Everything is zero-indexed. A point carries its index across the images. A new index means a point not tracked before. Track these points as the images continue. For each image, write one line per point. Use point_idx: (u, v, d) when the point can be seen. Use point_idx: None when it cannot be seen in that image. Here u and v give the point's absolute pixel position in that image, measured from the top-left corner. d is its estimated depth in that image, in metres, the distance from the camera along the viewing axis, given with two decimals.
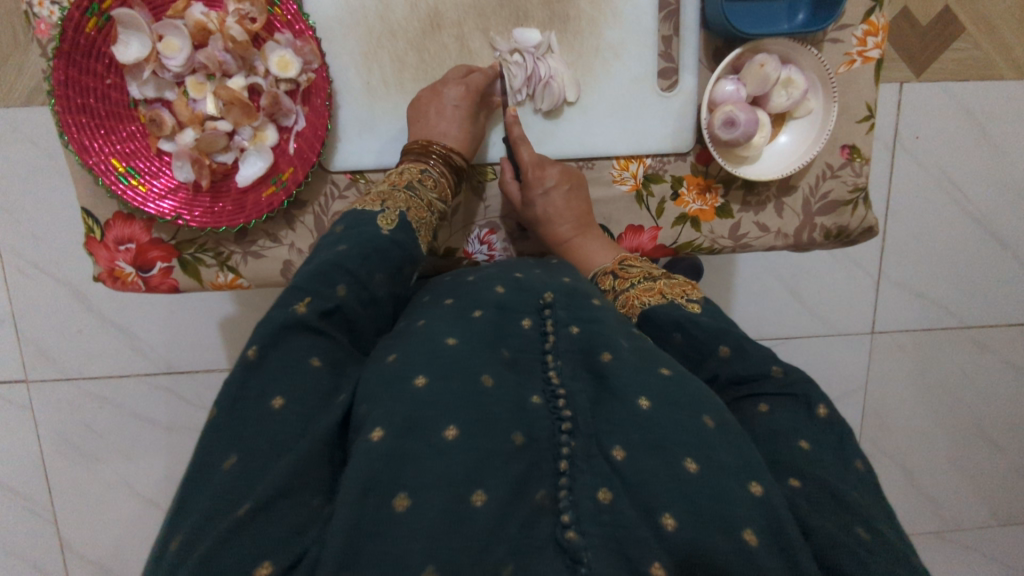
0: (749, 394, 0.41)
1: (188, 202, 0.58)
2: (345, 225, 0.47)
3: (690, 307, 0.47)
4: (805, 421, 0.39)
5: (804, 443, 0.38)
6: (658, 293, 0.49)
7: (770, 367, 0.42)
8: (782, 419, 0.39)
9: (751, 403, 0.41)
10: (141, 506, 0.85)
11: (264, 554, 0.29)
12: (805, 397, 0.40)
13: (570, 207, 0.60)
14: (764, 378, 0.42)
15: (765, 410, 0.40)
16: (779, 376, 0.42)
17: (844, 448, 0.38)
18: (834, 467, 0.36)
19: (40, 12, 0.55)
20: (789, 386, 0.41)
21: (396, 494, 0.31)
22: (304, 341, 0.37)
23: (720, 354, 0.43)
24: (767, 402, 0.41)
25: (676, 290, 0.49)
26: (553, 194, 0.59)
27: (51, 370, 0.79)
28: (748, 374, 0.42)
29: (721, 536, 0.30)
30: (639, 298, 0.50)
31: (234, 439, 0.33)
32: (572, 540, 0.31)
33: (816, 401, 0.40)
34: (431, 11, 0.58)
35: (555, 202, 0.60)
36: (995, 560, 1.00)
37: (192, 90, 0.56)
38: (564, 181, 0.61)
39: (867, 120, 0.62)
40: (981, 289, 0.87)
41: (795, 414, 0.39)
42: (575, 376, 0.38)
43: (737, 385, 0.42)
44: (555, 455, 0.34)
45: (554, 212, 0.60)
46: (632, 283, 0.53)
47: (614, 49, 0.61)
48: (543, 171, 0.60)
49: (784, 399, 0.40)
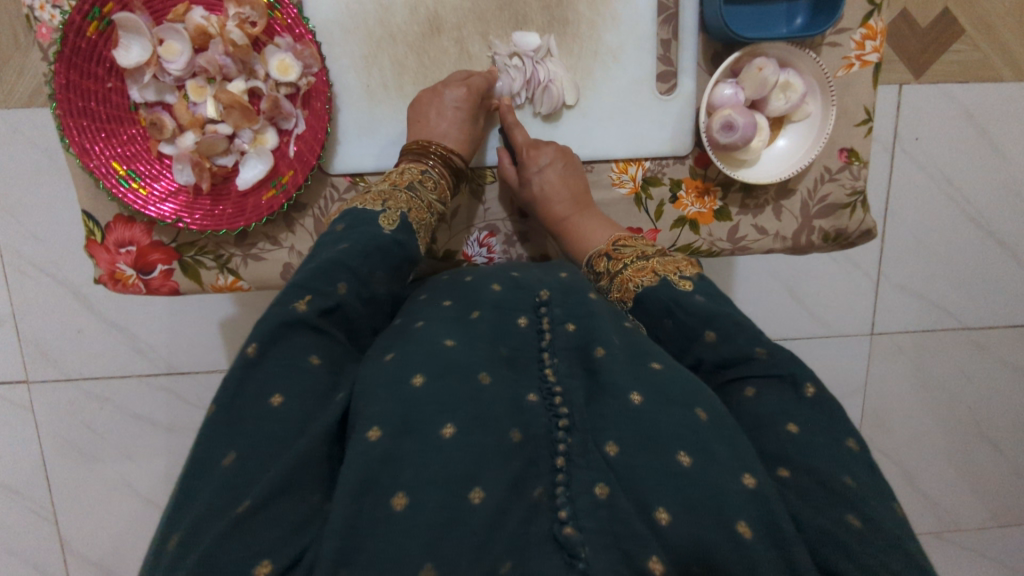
0: (738, 376, 0.41)
1: (188, 205, 0.58)
2: (346, 224, 0.47)
3: (681, 285, 0.46)
4: (793, 401, 0.39)
5: (792, 426, 0.38)
6: (650, 272, 0.48)
7: (755, 348, 0.41)
8: (769, 402, 0.39)
9: (739, 386, 0.41)
10: (141, 506, 0.85)
11: (262, 552, 0.29)
12: (792, 377, 0.39)
13: (566, 184, 0.60)
14: (750, 360, 0.41)
15: (752, 394, 0.40)
16: (764, 357, 0.41)
17: (835, 427, 0.38)
18: (829, 458, 0.36)
19: (41, 17, 0.55)
20: (776, 367, 0.40)
21: (393, 494, 0.31)
22: (304, 339, 0.38)
23: (707, 340, 0.42)
24: (754, 384, 0.40)
25: (669, 267, 0.48)
26: (548, 171, 0.59)
27: (52, 372, 0.79)
28: (734, 357, 0.41)
29: (715, 529, 0.31)
30: (632, 280, 0.49)
31: (235, 436, 0.34)
32: (570, 535, 0.32)
33: (804, 380, 0.39)
34: (430, 15, 0.58)
35: (550, 178, 0.60)
36: (994, 561, 1.00)
37: (192, 94, 0.56)
38: (560, 158, 0.60)
39: (865, 123, 0.62)
40: (980, 291, 0.87)
41: (783, 395, 0.39)
42: (570, 373, 0.39)
43: (724, 368, 0.42)
44: (553, 451, 0.35)
45: (550, 190, 0.59)
46: (626, 264, 0.51)
47: (613, 53, 0.61)
48: (537, 150, 0.60)
49: (771, 379, 0.40)
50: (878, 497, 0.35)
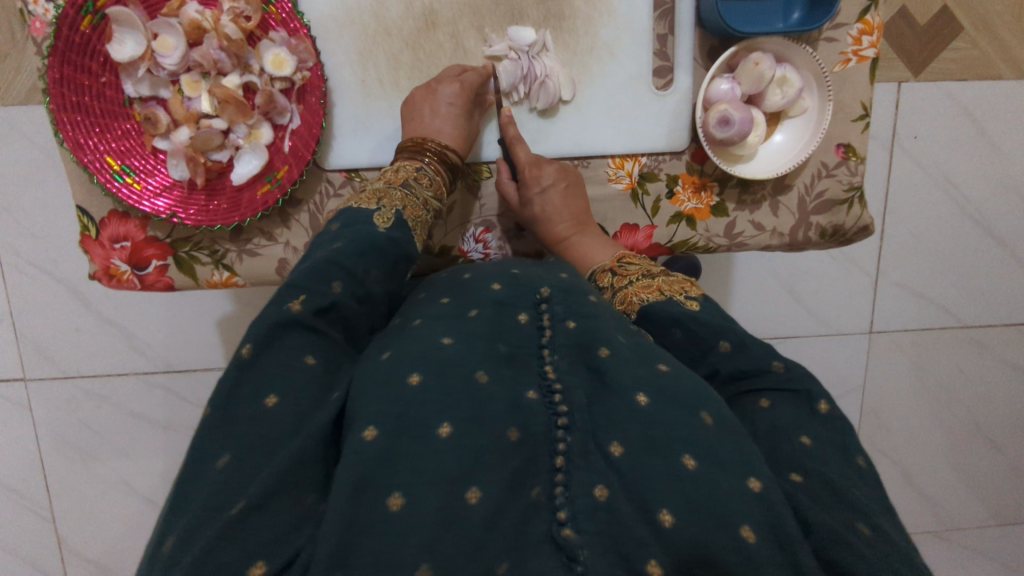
0: (751, 389, 0.42)
1: (182, 200, 0.58)
2: (340, 223, 0.47)
3: (688, 304, 0.46)
4: (807, 416, 0.39)
5: (805, 439, 0.38)
6: (656, 290, 0.49)
7: (771, 362, 0.42)
8: (783, 415, 0.40)
9: (752, 398, 0.41)
10: (140, 505, 0.85)
11: (259, 553, 0.29)
12: (807, 393, 0.40)
13: (568, 205, 0.61)
14: (763, 373, 0.42)
15: (767, 405, 0.40)
16: (778, 371, 0.42)
17: (847, 445, 0.38)
18: (836, 468, 0.36)
19: (34, 10, 0.55)
20: (791, 381, 0.41)
21: (390, 494, 0.31)
22: (298, 340, 0.37)
23: (721, 349, 0.43)
24: (768, 397, 0.41)
25: (674, 287, 0.48)
26: (551, 192, 0.60)
27: (50, 369, 0.79)
28: (748, 369, 0.42)
29: (718, 532, 0.31)
30: (637, 295, 0.50)
31: (231, 435, 0.33)
32: (568, 537, 0.31)
33: (817, 396, 0.40)
34: (426, 10, 0.58)
35: (552, 200, 0.60)
36: (992, 560, 1.01)
37: (187, 88, 0.56)
38: (562, 178, 0.61)
39: (862, 119, 0.62)
40: (979, 289, 0.87)
41: (797, 409, 0.40)
42: (571, 371, 0.38)
43: (738, 380, 0.43)
44: (551, 451, 0.34)
45: (551, 212, 0.60)
46: (631, 280, 0.52)
47: (610, 49, 0.61)
48: (540, 169, 0.60)
49: (786, 393, 0.41)
50: (886, 515, 0.35)
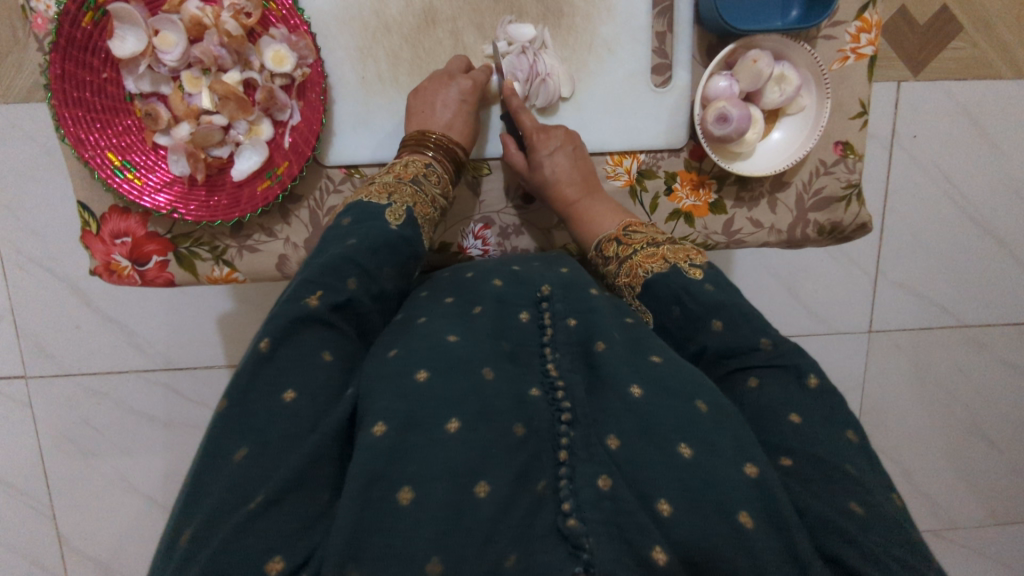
0: (742, 366, 0.41)
1: (183, 196, 0.58)
2: (352, 218, 0.47)
3: (692, 273, 0.46)
4: (797, 393, 0.39)
5: (794, 416, 0.38)
6: (660, 258, 0.48)
7: (760, 339, 0.42)
8: (773, 393, 0.39)
9: (742, 377, 0.41)
10: (142, 503, 0.86)
11: (276, 548, 0.30)
12: (796, 367, 0.40)
13: (577, 168, 0.61)
14: (754, 351, 0.41)
15: (755, 384, 0.40)
16: (769, 349, 0.41)
17: (836, 418, 0.38)
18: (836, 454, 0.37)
19: (36, 7, 0.54)
20: (779, 358, 0.41)
21: (399, 488, 0.31)
22: (316, 334, 0.38)
23: (714, 328, 0.43)
24: (757, 375, 0.41)
25: (679, 254, 0.48)
26: (559, 155, 0.60)
27: (51, 367, 0.79)
28: (737, 346, 0.42)
29: (717, 518, 0.31)
30: (642, 266, 0.49)
31: (244, 432, 0.34)
32: (573, 527, 0.31)
33: (806, 371, 0.40)
34: (426, 7, 0.58)
35: (561, 163, 0.60)
36: (992, 560, 1.02)
37: (187, 85, 0.56)
38: (569, 142, 0.61)
39: (860, 116, 0.62)
40: (978, 289, 0.87)
41: (785, 384, 0.40)
42: (572, 368, 0.39)
43: (727, 358, 0.42)
44: (555, 445, 0.35)
45: (562, 174, 0.59)
46: (636, 250, 0.51)
47: (609, 45, 0.61)
48: (548, 134, 0.60)
49: (774, 370, 0.40)
50: (883, 495, 0.35)
